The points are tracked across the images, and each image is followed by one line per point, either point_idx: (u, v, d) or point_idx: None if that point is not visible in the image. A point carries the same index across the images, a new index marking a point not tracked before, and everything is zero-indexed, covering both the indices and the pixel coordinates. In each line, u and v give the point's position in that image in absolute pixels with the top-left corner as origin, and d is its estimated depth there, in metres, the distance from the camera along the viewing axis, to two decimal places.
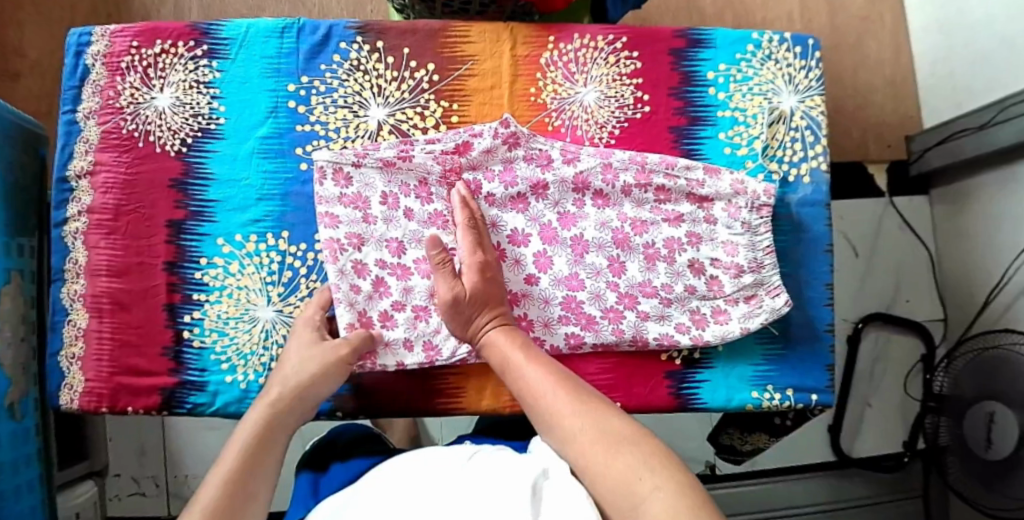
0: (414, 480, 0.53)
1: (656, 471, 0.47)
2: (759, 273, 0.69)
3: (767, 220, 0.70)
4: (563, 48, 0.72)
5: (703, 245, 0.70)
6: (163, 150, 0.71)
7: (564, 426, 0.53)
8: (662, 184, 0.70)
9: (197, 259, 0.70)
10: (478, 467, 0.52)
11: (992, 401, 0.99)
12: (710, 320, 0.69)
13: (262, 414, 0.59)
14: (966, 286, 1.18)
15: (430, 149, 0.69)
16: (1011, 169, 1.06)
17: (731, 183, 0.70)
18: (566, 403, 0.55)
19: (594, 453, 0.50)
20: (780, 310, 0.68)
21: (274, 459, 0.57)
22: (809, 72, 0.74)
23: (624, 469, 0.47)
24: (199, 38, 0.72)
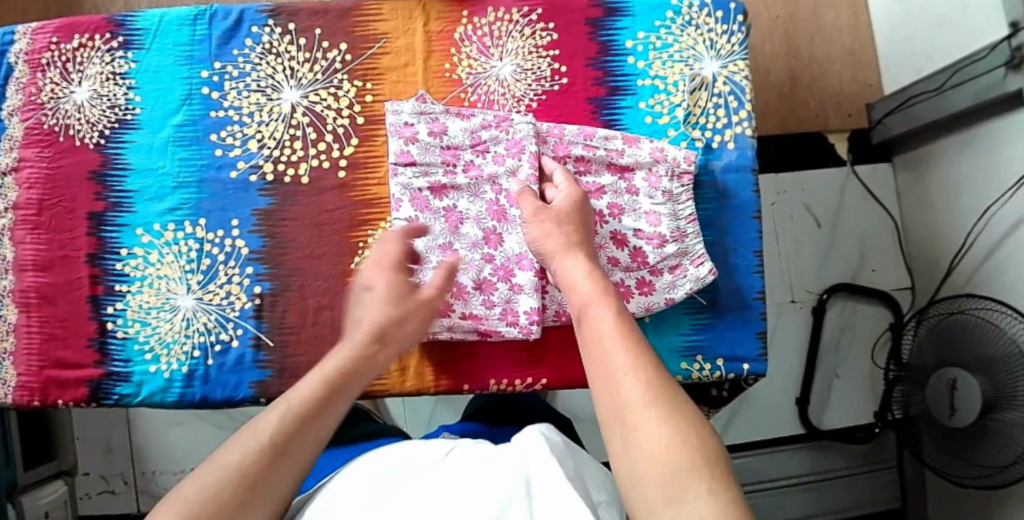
0: (388, 487, 0.46)
1: (716, 485, 0.38)
2: (682, 243, 0.67)
3: (688, 188, 0.69)
4: (477, 22, 0.71)
5: (625, 216, 0.68)
6: (83, 144, 0.71)
7: (625, 394, 0.45)
8: (582, 155, 0.68)
9: (117, 250, 0.70)
10: (452, 470, 0.46)
11: (954, 368, 0.98)
12: (635, 292, 0.67)
13: (314, 386, 0.53)
14: (931, 254, 1.16)
15: (465, 127, 0.68)
16: (970, 132, 1.04)
17: (651, 150, 0.68)
18: (643, 363, 0.46)
19: (652, 441, 0.41)
20: (705, 279, 0.67)
21: (313, 444, 0.50)
22: (732, 36, 0.73)
23: (683, 463, 0.39)
24: (114, 30, 0.72)
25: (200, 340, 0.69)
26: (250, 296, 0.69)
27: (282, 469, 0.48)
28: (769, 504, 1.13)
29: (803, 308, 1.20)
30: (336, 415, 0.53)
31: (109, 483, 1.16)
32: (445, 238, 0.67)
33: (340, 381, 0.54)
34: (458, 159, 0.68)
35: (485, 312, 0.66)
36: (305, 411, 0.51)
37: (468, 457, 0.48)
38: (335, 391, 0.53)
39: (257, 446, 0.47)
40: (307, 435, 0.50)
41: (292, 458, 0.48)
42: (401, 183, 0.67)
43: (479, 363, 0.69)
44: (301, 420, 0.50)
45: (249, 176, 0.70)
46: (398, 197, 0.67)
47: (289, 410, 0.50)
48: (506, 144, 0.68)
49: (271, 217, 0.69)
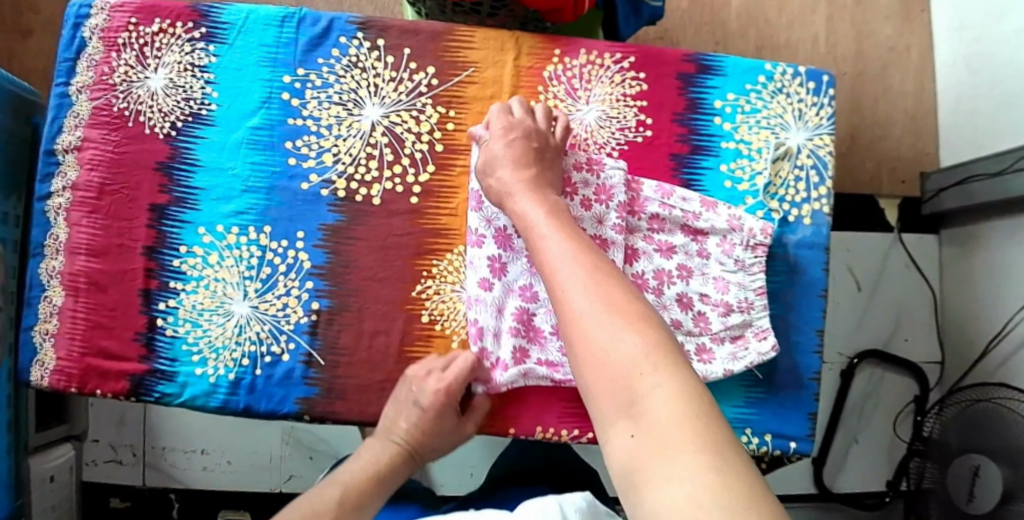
0: None
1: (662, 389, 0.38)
2: (748, 314, 0.66)
3: (761, 259, 0.67)
4: (568, 63, 0.70)
5: (692, 279, 0.67)
6: (152, 132, 0.70)
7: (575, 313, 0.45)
8: (657, 214, 0.67)
9: (176, 246, 0.69)
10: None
11: (978, 455, 0.97)
12: (694, 358, 0.66)
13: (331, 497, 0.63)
14: (965, 333, 1.16)
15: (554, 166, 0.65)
16: (1022, 220, 1.04)
17: (728, 218, 0.67)
18: (580, 278, 0.47)
19: (597, 348, 0.42)
20: (766, 355, 0.66)
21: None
22: (821, 109, 0.72)
23: (625, 362, 0.40)
24: (198, 20, 0.71)
25: (250, 349, 0.67)
26: (307, 311, 0.67)
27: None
28: None
29: (832, 370, 1.18)
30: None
31: (118, 453, 1.14)
32: (524, 280, 0.65)
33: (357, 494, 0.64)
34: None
35: (560, 359, 0.65)
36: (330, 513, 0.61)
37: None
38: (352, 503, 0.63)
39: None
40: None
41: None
42: (484, 216, 0.65)
43: (530, 409, 0.68)
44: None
45: (321, 189, 0.68)
46: (481, 233, 0.65)
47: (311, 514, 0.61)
48: (596, 188, 0.66)
49: (338, 234, 0.68)
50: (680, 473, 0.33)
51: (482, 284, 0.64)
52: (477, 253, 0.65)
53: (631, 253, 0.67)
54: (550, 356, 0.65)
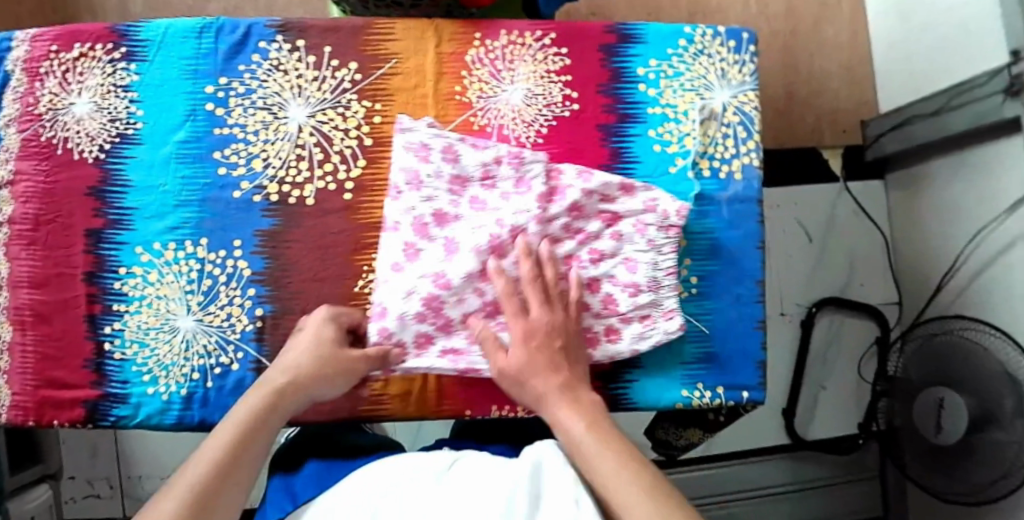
0: (393, 491, 0.48)
1: (636, 477, 0.47)
2: (656, 293, 0.66)
3: (673, 242, 0.67)
4: (490, 45, 0.70)
5: (604, 262, 0.66)
6: (81, 158, 0.69)
7: (568, 427, 0.54)
8: (576, 201, 0.66)
9: (116, 268, 0.69)
10: (459, 483, 0.48)
11: (942, 387, 1.00)
12: (602, 339, 0.66)
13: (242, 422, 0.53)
14: (919, 272, 1.19)
15: (480, 156, 0.66)
16: (963, 156, 1.06)
17: (644, 200, 0.67)
18: (588, 438, 0.52)
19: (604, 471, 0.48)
20: (673, 334, 0.66)
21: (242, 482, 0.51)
22: (744, 67, 0.73)
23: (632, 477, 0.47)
24: (116, 40, 0.70)
25: (199, 363, 0.67)
26: (252, 318, 0.67)
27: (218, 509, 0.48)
28: (753, 513, 1.16)
29: (792, 321, 1.21)
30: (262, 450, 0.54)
31: (94, 487, 1.13)
32: (440, 267, 0.63)
33: (269, 410, 0.55)
34: (464, 190, 0.66)
35: (466, 347, 0.65)
36: (234, 447, 0.51)
37: (479, 463, 0.50)
38: (266, 416, 0.55)
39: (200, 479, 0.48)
40: (238, 476, 0.50)
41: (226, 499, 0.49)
42: (405, 207, 0.65)
43: (481, 389, 0.69)
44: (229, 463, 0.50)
45: (253, 196, 0.68)
46: (400, 220, 0.65)
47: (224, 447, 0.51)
48: (514, 182, 0.66)
49: (274, 239, 0.68)
50: None
51: (393, 268, 0.64)
52: (395, 237, 0.65)
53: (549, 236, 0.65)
54: (457, 343, 0.65)
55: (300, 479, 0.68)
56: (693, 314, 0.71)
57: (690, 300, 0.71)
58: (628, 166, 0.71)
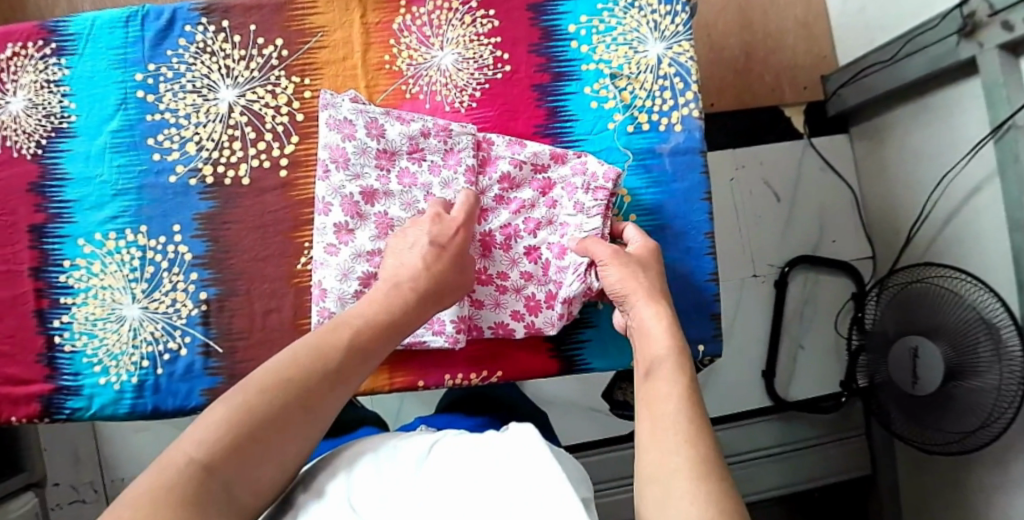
0: (378, 484, 0.44)
1: (693, 445, 0.44)
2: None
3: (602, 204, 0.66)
4: (416, 12, 0.70)
5: (542, 230, 0.67)
6: (21, 155, 0.69)
7: (652, 333, 0.55)
8: (507, 172, 0.67)
9: (60, 262, 0.69)
10: (440, 463, 0.44)
11: (915, 336, 0.98)
12: (544, 307, 0.67)
13: (370, 322, 0.55)
14: (890, 222, 1.17)
15: (403, 130, 0.66)
16: (924, 101, 1.05)
17: (574, 166, 0.67)
18: (667, 347, 0.53)
19: (668, 389, 0.49)
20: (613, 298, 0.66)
21: (364, 373, 0.53)
22: (676, 17, 0.71)
23: (683, 398, 0.48)
24: (47, 36, 0.70)
25: (148, 350, 0.67)
26: (197, 302, 0.67)
27: (341, 391, 0.50)
28: (744, 478, 1.15)
29: (765, 282, 1.21)
30: (384, 352, 0.55)
31: (80, 492, 1.14)
32: (372, 245, 0.65)
33: (399, 318, 0.57)
34: (394, 164, 0.67)
35: None
36: (359, 343, 0.53)
37: (454, 444, 0.46)
38: (394, 324, 0.56)
39: (323, 357, 0.50)
40: (361, 366, 0.53)
41: (350, 384, 0.51)
42: (332, 185, 0.65)
43: (430, 359, 0.69)
44: (357, 352, 0.52)
45: (189, 180, 0.68)
46: (328, 200, 0.65)
47: (350, 341, 0.53)
48: (442, 151, 0.67)
49: (213, 221, 0.68)
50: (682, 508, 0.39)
51: (327, 250, 0.65)
52: (326, 221, 0.66)
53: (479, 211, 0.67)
54: None
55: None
56: None
57: None
58: (566, 124, 0.70)
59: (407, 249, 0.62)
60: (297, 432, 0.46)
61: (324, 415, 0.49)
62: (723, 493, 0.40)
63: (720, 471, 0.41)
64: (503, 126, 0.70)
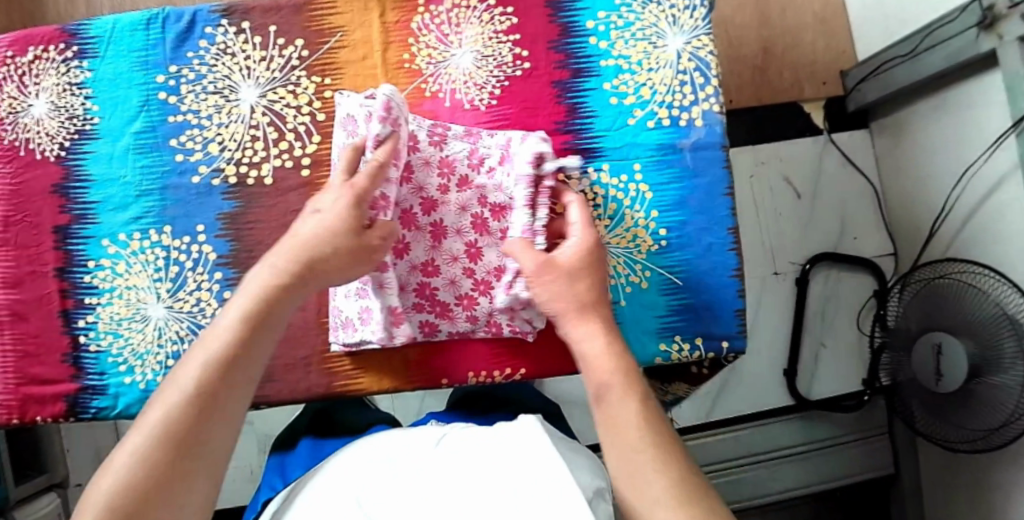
0: (383, 478, 0.46)
1: (668, 469, 0.44)
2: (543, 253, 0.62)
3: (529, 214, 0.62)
4: (435, 10, 0.70)
5: None
6: (44, 157, 0.70)
7: (589, 354, 0.52)
8: None
9: (85, 263, 0.69)
10: (450, 454, 0.46)
11: (940, 332, 0.96)
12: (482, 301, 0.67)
13: (229, 336, 0.50)
14: (912, 219, 1.16)
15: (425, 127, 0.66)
16: (944, 96, 1.04)
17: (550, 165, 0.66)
18: (613, 371, 0.50)
19: (627, 415, 0.48)
20: None
21: (242, 393, 0.50)
22: (695, 11, 0.71)
23: (643, 420, 0.48)
24: (68, 39, 0.71)
25: (173, 349, 0.68)
26: (222, 302, 0.68)
27: (220, 423, 0.48)
28: (761, 477, 1.15)
29: (787, 280, 1.20)
30: (258, 359, 0.51)
31: None
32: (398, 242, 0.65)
33: (260, 318, 0.52)
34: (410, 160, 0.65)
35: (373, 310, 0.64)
36: (219, 359, 0.49)
37: (463, 436, 0.48)
38: (258, 327, 0.52)
39: (181, 400, 0.47)
40: (234, 388, 0.49)
41: (224, 410, 0.48)
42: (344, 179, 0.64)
43: (454, 357, 0.69)
44: (222, 376, 0.49)
45: (212, 180, 0.69)
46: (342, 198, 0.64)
47: (207, 368, 0.48)
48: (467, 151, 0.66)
49: (236, 221, 0.68)
50: None
51: None
52: None
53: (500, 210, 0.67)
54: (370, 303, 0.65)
55: (292, 459, 0.77)
56: (661, 264, 0.70)
57: (658, 252, 0.70)
58: (586, 121, 0.70)
59: (287, 239, 0.56)
60: (185, 487, 0.45)
61: (212, 455, 0.47)
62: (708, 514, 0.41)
63: (699, 488, 0.44)
64: (523, 122, 0.70)
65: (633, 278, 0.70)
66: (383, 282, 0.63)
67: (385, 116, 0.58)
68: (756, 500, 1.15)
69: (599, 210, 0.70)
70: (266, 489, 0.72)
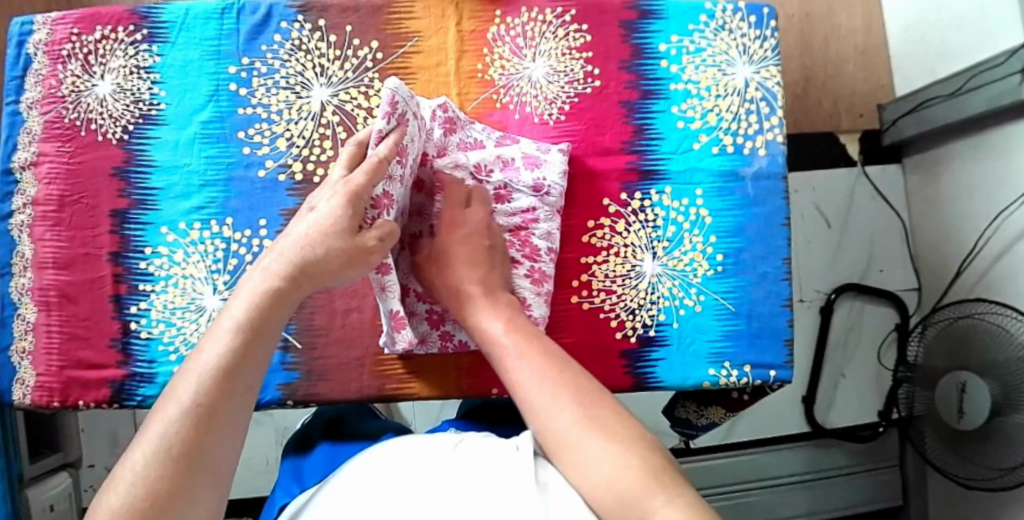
0: (393, 472, 0.48)
1: (574, 398, 0.51)
2: (535, 262, 0.66)
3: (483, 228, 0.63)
4: (511, 22, 0.71)
5: (539, 226, 0.67)
6: (105, 138, 0.69)
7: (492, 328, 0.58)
8: (540, 180, 0.66)
9: (141, 249, 0.69)
10: (466, 459, 0.48)
11: (964, 372, 0.98)
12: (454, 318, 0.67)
13: (225, 345, 0.48)
14: (939, 255, 1.18)
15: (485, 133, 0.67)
16: (981, 137, 1.05)
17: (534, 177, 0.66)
18: (509, 339, 0.57)
19: (528, 369, 0.54)
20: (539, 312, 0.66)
21: (242, 405, 0.47)
22: (764, 42, 0.72)
23: (546, 364, 0.54)
24: (138, 22, 0.70)
25: None
26: None
27: (221, 436, 0.45)
28: (772, 502, 1.15)
29: (812, 307, 1.21)
30: (254, 369, 0.49)
31: None
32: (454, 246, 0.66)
33: (254, 325, 0.49)
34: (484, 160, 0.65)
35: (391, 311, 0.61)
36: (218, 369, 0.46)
37: (482, 445, 0.50)
38: (253, 333, 0.49)
39: (178, 415, 0.44)
40: (233, 401, 0.46)
41: (227, 421, 0.46)
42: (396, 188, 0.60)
43: None
44: (220, 387, 0.46)
45: (278, 175, 0.69)
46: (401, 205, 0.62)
47: (203, 380, 0.45)
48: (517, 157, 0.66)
49: None
50: (592, 453, 0.46)
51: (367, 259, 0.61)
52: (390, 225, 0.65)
53: (529, 220, 0.66)
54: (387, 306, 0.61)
55: (309, 462, 0.72)
56: (715, 290, 0.71)
57: (714, 277, 0.71)
58: (651, 142, 0.71)
59: (283, 240, 0.54)
60: (186, 507, 0.42)
61: (214, 474, 0.44)
62: (608, 426, 0.48)
63: (597, 404, 0.50)
64: (590, 140, 0.71)
65: (686, 301, 0.70)
66: (386, 285, 0.60)
67: (390, 112, 0.55)
68: None
69: (659, 232, 0.71)
70: (281, 495, 0.66)
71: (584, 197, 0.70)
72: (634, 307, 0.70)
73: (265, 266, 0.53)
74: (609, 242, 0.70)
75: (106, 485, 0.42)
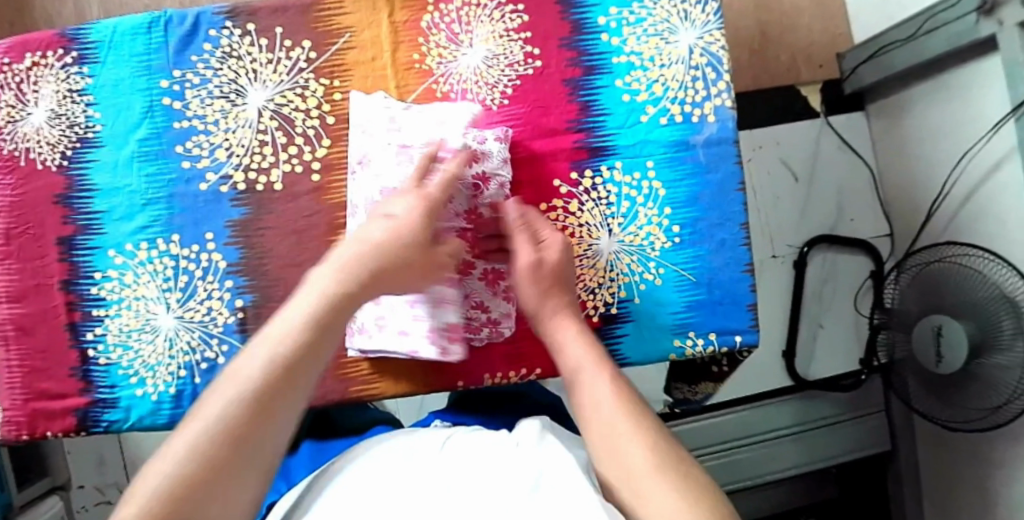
0: (394, 473, 0.44)
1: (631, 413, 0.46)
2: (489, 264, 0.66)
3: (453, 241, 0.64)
4: (444, 9, 0.69)
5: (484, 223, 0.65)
6: (45, 166, 0.68)
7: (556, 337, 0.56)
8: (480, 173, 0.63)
9: (91, 274, 0.68)
10: (456, 456, 0.44)
11: (940, 315, 0.96)
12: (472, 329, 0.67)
13: (294, 335, 0.44)
14: (909, 201, 1.18)
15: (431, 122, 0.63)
16: (942, 79, 1.04)
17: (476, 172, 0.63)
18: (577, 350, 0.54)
19: (590, 380, 0.50)
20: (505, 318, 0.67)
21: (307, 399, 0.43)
22: (706, 6, 0.71)
23: (609, 375, 0.50)
24: (67, 44, 0.68)
25: (185, 360, 0.67)
26: (233, 310, 0.67)
27: (282, 426, 0.41)
28: (764, 457, 1.15)
29: (785, 263, 1.21)
30: (324, 361, 0.45)
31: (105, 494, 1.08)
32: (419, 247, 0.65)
33: (328, 322, 0.45)
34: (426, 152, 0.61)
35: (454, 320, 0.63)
36: (285, 358, 0.43)
37: (471, 439, 0.46)
38: (324, 330, 0.45)
39: (238, 395, 0.40)
40: (297, 392, 0.43)
41: (290, 409, 0.42)
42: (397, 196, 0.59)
43: (473, 359, 0.69)
44: (285, 376, 0.42)
45: (220, 187, 0.68)
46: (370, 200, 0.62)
47: (271, 363, 0.42)
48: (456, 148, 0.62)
49: (247, 227, 0.67)
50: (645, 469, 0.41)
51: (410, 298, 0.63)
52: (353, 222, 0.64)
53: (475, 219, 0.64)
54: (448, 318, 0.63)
55: (295, 460, 0.71)
56: (674, 261, 0.70)
57: (671, 249, 0.70)
58: (598, 119, 0.70)
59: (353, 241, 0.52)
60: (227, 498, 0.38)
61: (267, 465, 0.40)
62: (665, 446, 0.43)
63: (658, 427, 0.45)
64: (535, 122, 0.69)
65: (647, 276, 0.70)
66: (444, 298, 0.63)
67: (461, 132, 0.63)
68: (760, 479, 1.15)
69: (612, 208, 0.70)
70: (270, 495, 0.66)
71: (532, 180, 0.69)
72: (594, 286, 0.69)
73: (331, 263, 0.49)
74: (564, 224, 0.69)
75: (157, 455, 0.38)
